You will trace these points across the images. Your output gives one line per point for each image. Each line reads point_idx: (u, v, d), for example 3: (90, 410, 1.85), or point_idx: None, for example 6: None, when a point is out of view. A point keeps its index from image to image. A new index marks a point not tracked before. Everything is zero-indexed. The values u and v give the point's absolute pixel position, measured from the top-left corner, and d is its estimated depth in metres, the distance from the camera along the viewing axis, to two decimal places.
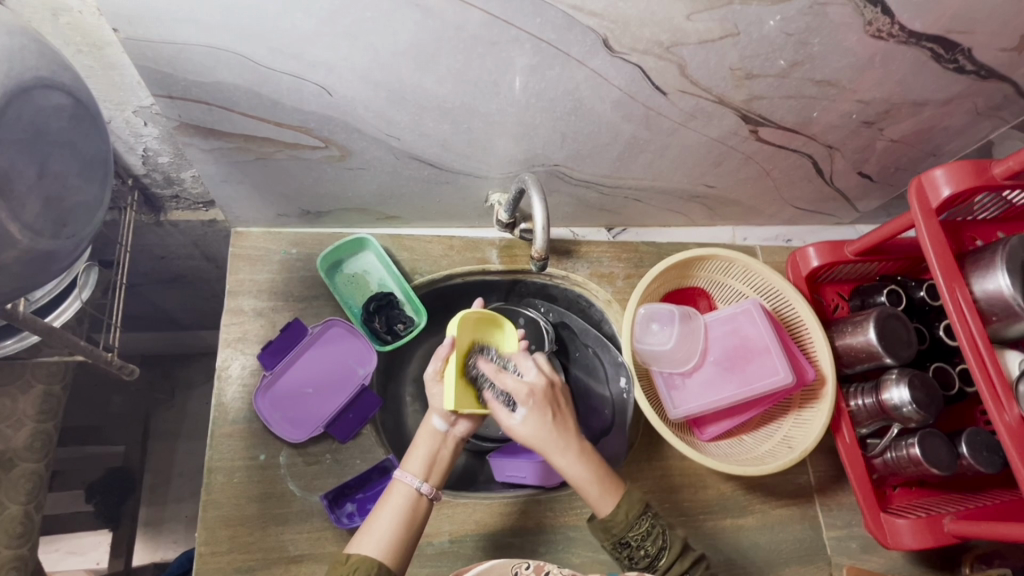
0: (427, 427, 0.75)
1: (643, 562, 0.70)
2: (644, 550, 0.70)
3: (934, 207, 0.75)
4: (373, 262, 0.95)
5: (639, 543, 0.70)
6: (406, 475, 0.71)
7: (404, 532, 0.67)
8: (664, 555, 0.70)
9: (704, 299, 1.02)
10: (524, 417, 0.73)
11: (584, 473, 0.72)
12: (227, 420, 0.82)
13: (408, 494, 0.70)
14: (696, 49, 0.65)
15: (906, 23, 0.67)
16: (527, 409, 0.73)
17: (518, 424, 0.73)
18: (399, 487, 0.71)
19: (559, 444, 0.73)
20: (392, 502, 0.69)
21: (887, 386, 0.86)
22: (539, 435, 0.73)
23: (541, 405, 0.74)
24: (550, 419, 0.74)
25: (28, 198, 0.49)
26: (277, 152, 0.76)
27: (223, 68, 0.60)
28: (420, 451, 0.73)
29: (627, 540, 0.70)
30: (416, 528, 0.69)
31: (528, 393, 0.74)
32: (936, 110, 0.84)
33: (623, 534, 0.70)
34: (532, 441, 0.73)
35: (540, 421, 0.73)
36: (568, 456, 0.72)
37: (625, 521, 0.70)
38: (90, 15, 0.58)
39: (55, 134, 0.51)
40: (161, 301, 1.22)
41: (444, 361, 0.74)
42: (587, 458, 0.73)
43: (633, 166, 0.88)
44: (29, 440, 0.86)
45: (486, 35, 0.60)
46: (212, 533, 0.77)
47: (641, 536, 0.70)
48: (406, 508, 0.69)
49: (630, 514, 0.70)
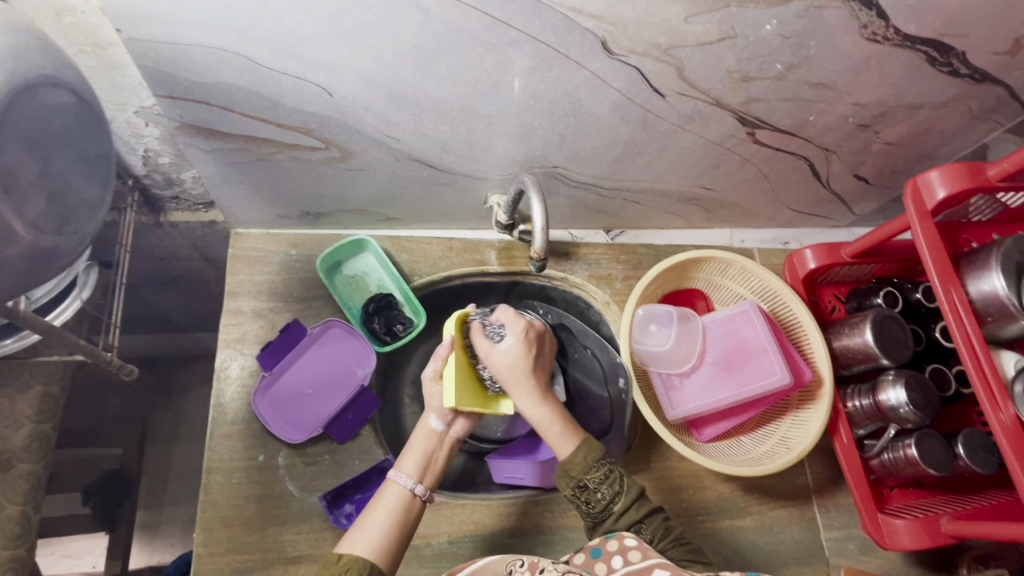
0: (424, 427, 0.75)
1: (599, 506, 0.69)
2: (601, 494, 0.70)
3: (930, 209, 0.76)
4: (372, 263, 0.95)
5: (597, 486, 0.70)
6: (400, 475, 0.71)
7: (395, 533, 0.67)
8: (620, 500, 0.69)
9: (702, 301, 1.02)
10: (508, 346, 0.74)
11: (546, 412, 0.74)
12: (226, 421, 0.82)
13: (401, 495, 0.70)
14: (694, 51, 0.66)
15: (901, 27, 0.67)
16: (516, 339, 0.75)
17: (498, 352, 0.74)
18: (392, 487, 0.70)
19: (530, 380, 0.74)
20: (386, 503, 0.69)
21: (884, 388, 0.87)
22: (517, 365, 0.74)
23: (527, 340, 0.76)
24: (532, 356, 0.75)
25: (30, 195, 0.49)
26: (277, 153, 0.76)
27: (225, 69, 0.61)
28: (414, 451, 0.73)
29: (585, 482, 0.70)
30: (407, 530, 0.69)
31: (518, 326, 0.76)
32: (931, 113, 0.85)
33: (580, 477, 0.70)
34: (506, 372, 0.74)
35: (522, 353, 0.75)
36: (534, 393, 0.74)
37: (584, 463, 0.71)
38: (93, 15, 0.59)
39: (58, 132, 0.51)
40: (159, 303, 1.22)
41: (443, 360, 0.74)
42: (550, 401, 0.75)
43: (631, 168, 0.88)
44: (27, 440, 0.86)
45: (485, 37, 0.60)
46: (210, 534, 0.77)
47: (598, 480, 0.70)
48: (398, 508, 0.69)
49: (588, 457, 0.71)
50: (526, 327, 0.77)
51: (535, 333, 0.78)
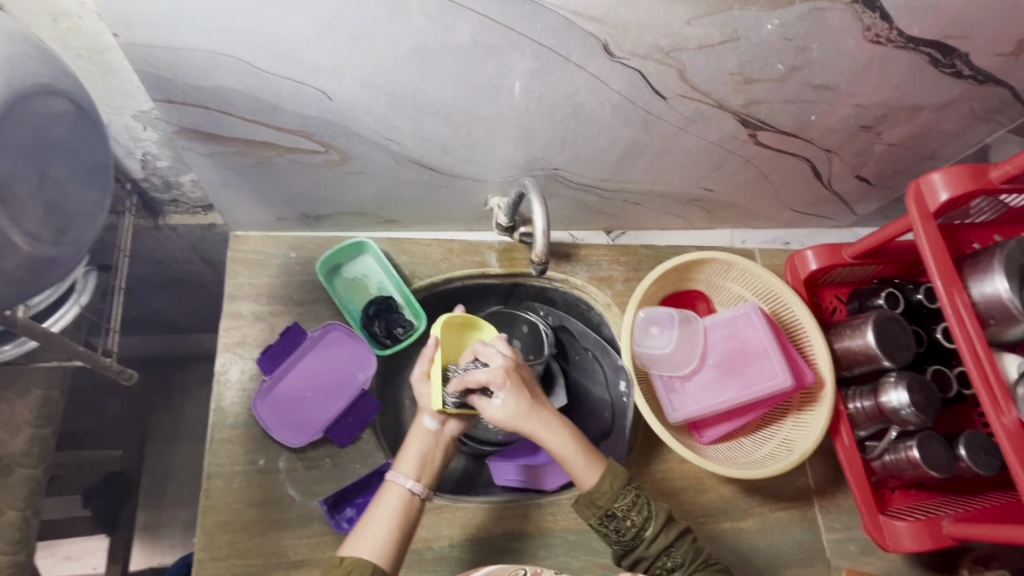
0: (418, 427, 0.76)
1: (630, 534, 0.69)
2: (630, 521, 0.69)
3: (932, 211, 0.76)
4: (372, 265, 0.95)
5: (625, 513, 0.69)
6: (399, 475, 0.71)
7: (399, 533, 0.67)
8: (651, 525, 0.69)
9: (703, 302, 1.02)
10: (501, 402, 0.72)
11: (568, 444, 0.72)
12: (226, 425, 0.82)
13: (403, 495, 0.69)
14: (696, 53, 0.65)
15: (904, 29, 0.67)
16: (507, 393, 0.72)
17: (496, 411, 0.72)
18: (392, 488, 0.70)
19: (538, 424, 0.72)
20: (386, 504, 0.69)
21: (885, 389, 0.87)
22: (519, 416, 0.72)
23: (513, 385, 0.72)
24: (528, 398, 0.73)
25: (27, 205, 0.49)
26: (276, 156, 0.75)
27: (223, 73, 0.60)
28: (412, 451, 0.73)
29: (613, 511, 0.69)
30: (411, 528, 0.69)
31: (500, 378, 0.72)
32: (933, 114, 0.85)
33: (609, 506, 0.69)
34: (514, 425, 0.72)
35: (517, 402, 0.72)
36: (548, 433, 0.72)
37: (611, 491, 0.70)
38: (90, 20, 0.58)
39: (55, 140, 0.51)
40: (158, 305, 1.22)
41: (430, 361, 0.74)
42: (567, 433, 0.73)
43: (632, 170, 0.88)
44: (27, 444, 0.86)
45: (486, 40, 0.60)
46: (212, 539, 0.77)
47: (627, 507, 0.70)
48: (400, 508, 0.69)
49: (614, 484, 0.70)
50: (507, 371, 0.73)
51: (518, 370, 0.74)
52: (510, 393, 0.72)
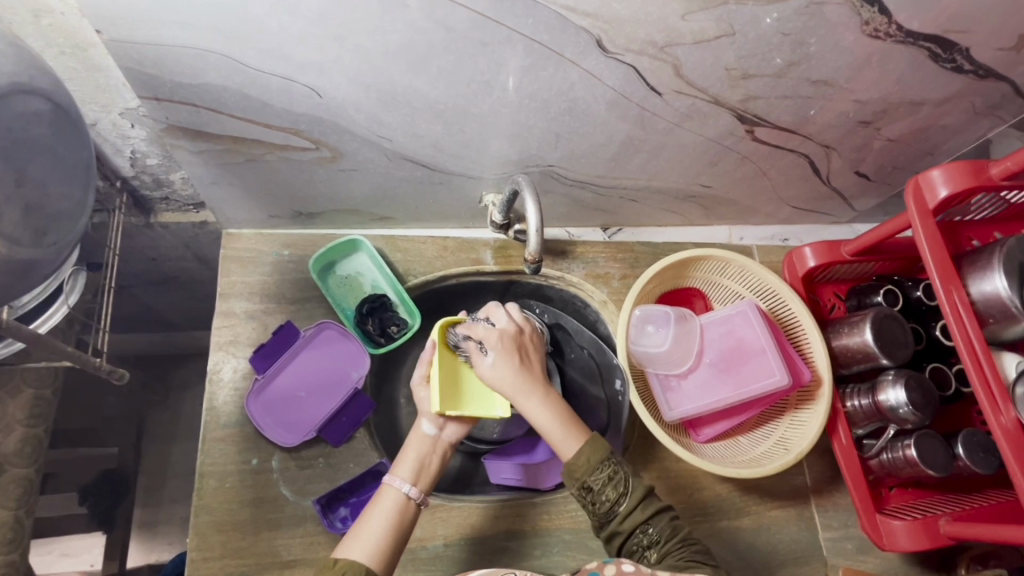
0: (417, 432, 0.75)
1: (605, 507, 0.69)
2: (605, 495, 0.69)
3: (931, 208, 0.75)
4: (366, 263, 0.94)
5: (602, 487, 0.69)
6: (395, 479, 0.70)
7: (393, 538, 0.66)
8: (625, 500, 0.69)
9: (700, 299, 1.02)
10: (492, 360, 0.72)
11: (550, 415, 0.71)
12: (219, 425, 0.82)
13: (398, 499, 0.69)
14: (691, 49, 0.64)
15: (903, 23, 0.66)
16: (499, 353, 0.72)
17: (485, 368, 0.72)
18: (388, 491, 0.69)
19: (525, 387, 0.72)
20: (381, 508, 0.68)
21: (883, 388, 0.86)
22: (507, 377, 0.71)
23: (509, 347, 0.73)
24: (520, 361, 0.73)
25: (4, 207, 0.48)
26: (266, 154, 0.75)
27: (210, 70, 0.59)
28: (409, 455, 0.72)
29: (589, 484, 0.69)
30: (405, 532, 0.68)
31: (496, 338, 0.73)
32: (933, 109, 0.83)
33: (585, 479, 0.69)
34: (500, 385, 0.71)
35: (510, 362, 0.72)
36: (533, 401, 0.71)
37: (588, 464, 0.69)
38: (72, 16, 0.57)
39: (33, 140, 0.50)
40: (153, 302, 1.21)
41: (428, 364, 0.75)
42: (552, 402, 0.72)
43: (628, 167, 0.87)
44: (19, 444, 0.85)
45: (476, 36, 0.59)
46: (204, 539, 0.77)
47: (603, 481, 0.69)
48: (395, 513, 0.68)
49: (592, 458, 0.69)
50: (507, 335, 0.74)
51: (519, 337, 0.75)
52: (502, 353, 0.72)
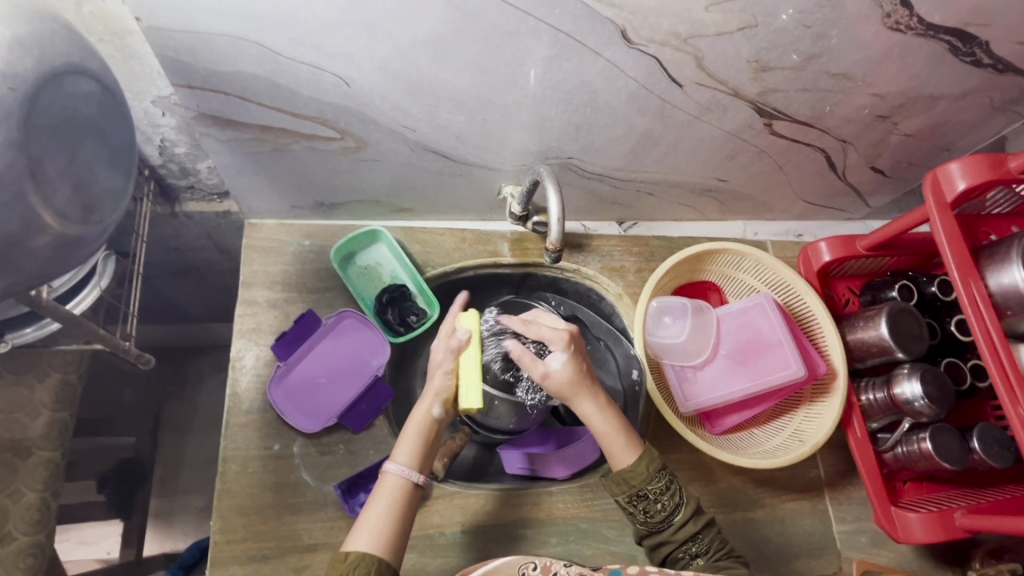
0: (423, 412, 0.72)
1: (659, 517, 0.71)
2: (660, 505, 0.71)
3: (949, 201, 0.75)
4: (385, 254, 0.95)
5: (657, 497, 0.71)
6: (393, 464, 0.70)
7: (398, 523, 0.66)
8: (681, 512, 0.71)
9: (716, 293, 1.03)
10: (558, 365, 0.71)
11: (609, 423, 0.73)
12: (241, 411, 0.83)
13: (401, 486, 0.69)
14: (714, 40, 0.65)
15: (924, 16, 0.67)
16: (568, 357, 0.72)
17: (553, 371, 0.71)
18: (388, 478, 0.70)
19: (587, 394, 0.72)
20: (385, 496, 0.68)
21: (899, 381, 0.86)
22: (573, 382, 0.72)
23: (575, 350, 0.73)
24: (584, 366, 0.73)
25: (58, 184, 0.51)
26: (293, 143, 0.76)
27: (242, 58, 0.60)
28: (409, 440, 0.72)
29: (644, 493, 0.71)
30: (409, 517, 0.68)
31: (562, 338, 0.72)
32: (951, 104, 0.84)
33: (640, 487, 0.70)
34: (565, 389, 0.72)
35: (576, 369, 0.72)
36: (592, 406, 0.72)
37: (645, 474, 0.71)
38: (114, 5, 0.59)
39: (85, 119, 0.52)
40: (173, 293, 1.23)
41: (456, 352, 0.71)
42: (610, 411, 0.73)
43: (646, 160, 0.88)
44: (46, 428, 0.87)
45: (504, 26, 0.60)
46: (227, 522, 0.78)
47: (659, 491, 0.71)
48: (398, 500, 0.68)
49: (649, 468, 0.71)
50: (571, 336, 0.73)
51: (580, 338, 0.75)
52: (569, 357, 0.72)
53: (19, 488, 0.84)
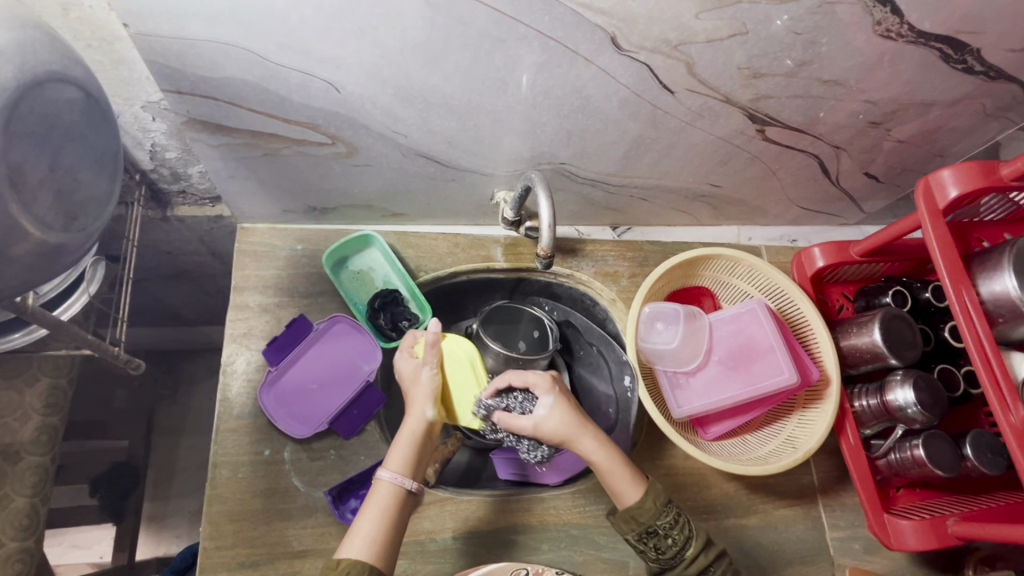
0: (417, 415, 0.74)
1: (670, 553, 0.70)
2: (671, 539, 0.70)
3: (941, 208, 0.75)
4: (379, 259, 0.95)
5: (666, 532, 0.70)
6: (386, 471, 0.69)
7: (391, 530, 0.66)
8: (691, 545, 0.70)
9: (709, 299, 1.03)
10: (546, 409, 0.76)
11: (611, 457, 0.74)
12: (232, 416, 0.83)
13: (394, 493, 0.68)
14: (704, 47, 0.65)
15: (915, 23, 0.66)
16: (553, 400, 0.77)
17: (542, 417, 0.76)
18: (380, 485, 0.69)
19: (583, 433, 0.75)
20: (377, 503, 0.68)
21: (892, 388, 0.86)
22: (568, 421, 0.76)
23: (560, 392, 0.78)
24: (573, 408, 0.78)
25: (39, 191, 0.51)
26: (284, 148, 0.76)
27: (231, 64, 0.60)
28: (404, 446, 0.72)
29: (654, 529, 0.70)
30: (401, 524, 0.68)
31: (544, 383, 0.78)
32: (944, 111, 0.84)
33: (650, 523, 0.70)
34: (562, 429, 0.75)
35: (565, 409, 0.77)
36: (594, 444, 0.75)
37: (654, 509, 0.71)
38: (101, 10, 0.59)
39: (67, 127, 0.52)
40: (166, 296, 1.22)
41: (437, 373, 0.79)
42: (610, 446, 0.75)
43: (639, 165, 0.88)
44: (35, 432, 0.87)
45: (493, 33, 0.60)
46: (217, 528, 0.78)
47: (668, 525, 0.70)
48: (391, 507, 0.68)
49: (656, 502, 0.71)
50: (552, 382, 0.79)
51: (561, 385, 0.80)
52: (554, 400, 0.77)
53: (8, 492, 0.84)
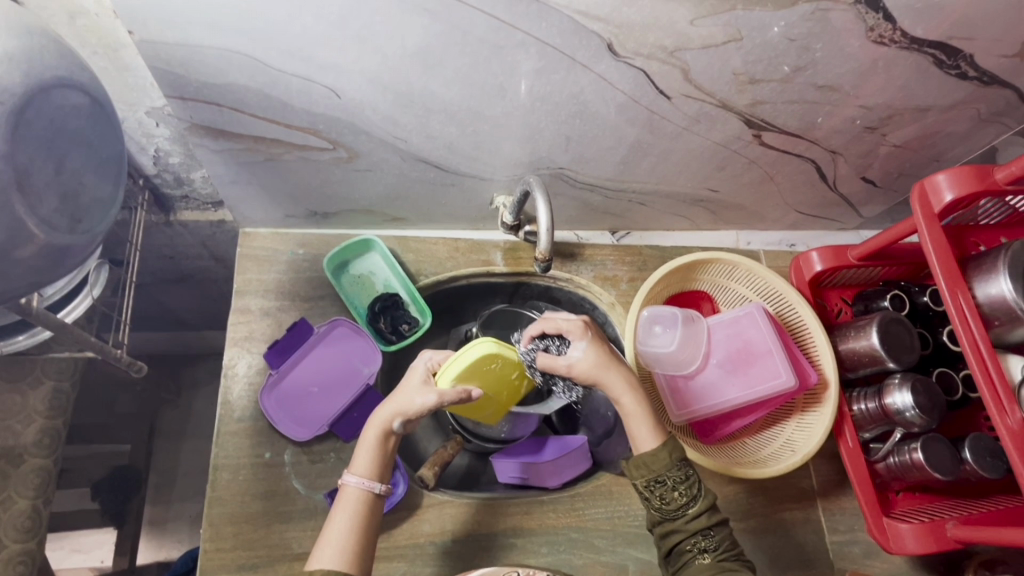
0: (377, 422, 0.71)
1: (674, 505, 0.70)
2: (677, 493, 0.70)
3: (936, 211, 0.76)
4: (379, 263, 0.96)
5: (675, 485, 0.70)
6: (350, 476, 0.69)
7: (362, 532, 0.66)
8: (696, 504, 0.70)
9: (708, 303, 1.03)
10: (580, 351, 0.76)
11: (639, 404, 0.74)
12: (233, 419, 0.83)
13: (362, 497, 0.68)
14: (699, 53, 0.66)
15: (908, 30, 0.67)
16: (586, 343, 0.77)
17: (576, 358, 0.76)
18: (347, 490, 0.69)
19: (612, 378, 0.75)
20: (347, 508, 0.67)
21: (889, 391, 0.87)
22: (598, 365, 0.75)
23: (593, 338, 0.78)
24: (606, 352, 0.77)
25: (44, 194, 0.52)
26: (285, 154, 0.77)
27: (234, 70, 0.61)
28: (367, 450, 0.70)
29: (662, 479, 0.70)
30: (373, 524, 0.68)
31: (578, 328, 0.78)
32: (939, 115, 0.85)
33: (661, 472, 0.70)
34: (592, 372, 0.75)
35: (598, 354, 0.76)
36: (623, 388, 0.75)
37: (667, 460, 0.70)
38: (105, 17, 0.61)
39: (72, 131, 0.53)
40: (168, 300, 1.23)
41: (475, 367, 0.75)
42: (638, 392, 0.75)
43: (637, 170, 0.88)
44: (38, 435, 0.88)
45: (491, 40, 0.61)
46: (217, 530, 0.78)
47: (678, 480, 0.70)
48: (361, 511, 0.67)
49: (672, 455, 0.71)
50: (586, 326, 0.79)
51: (596, 329, 0.80)
52: (588, 344, 0.77)
53: (10, 495, 0.84)
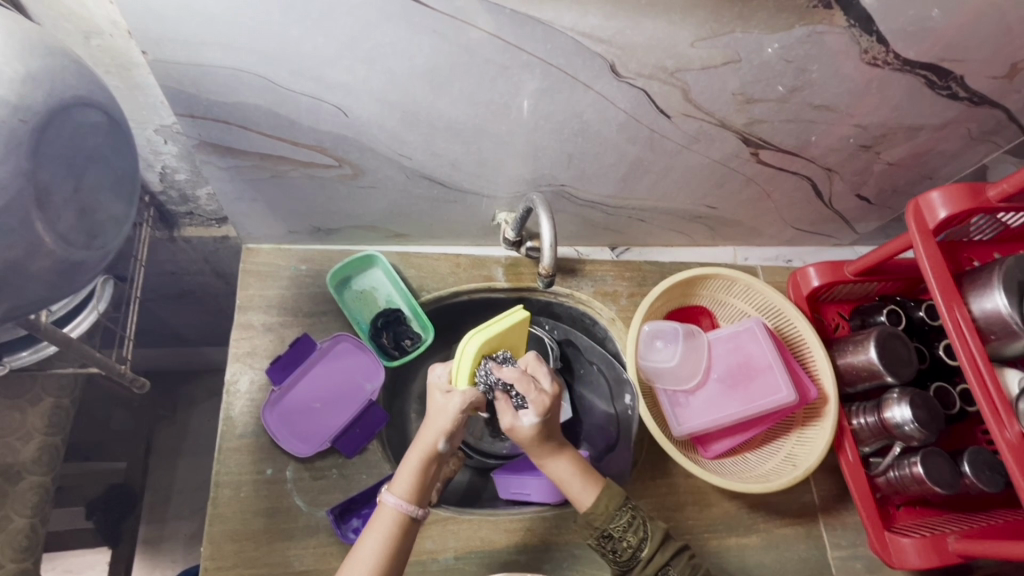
0: (419, 440, 0.71)
1: (626, 555, 0.72)
2: (626, 541, 0.72)
3: (932, 228, 0.77)
4: (381, 278, 0.97)
5: (621, 535, 0.72)
6: (390, 496, 0.69)
7: (392, 556, 0.67)
8: (646, 545, 0.72)
9: (707, 318, 1.04)
10: (527, 423, 0.72)
11: (570, 470, 0.75)
12: (234, 435, 0.83)
13: (398, 519, 0.68)
14: (699, 74, 0.68)
15: (900, 52, 0.69)
16: (535, 421, 0.71)
17: (519, 426, 0.72)
18: (385, 509, 0.69)
19: (546, 449, 0.75)
20: (379, 529, 0.68)
21: (889, 405, 0.87)
22: (536, 440, 0.74)
23: (547, 416, 0.72)
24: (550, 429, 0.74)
25: (62, 210, 0.53)
26: (291, 170, 0.77)
27: (244, 88, 0.62)
28: (408, 471, 0.71)
29: (609, 532, 0.73)
30: (404, 547, 0.69)
31: (539, 404, 0.71)
32: (932, 134, 0.87)
33: (604, 526, 0.73)
34: (528, 442, 0.74)
35: (542, 429, 0.73)
36: (550, 459, 0.75)
37: (607, 513, 0.73)
38: (120, 38, 0.63)
39: (90, 148, 0.54)
40: (168, 316, 1.23)
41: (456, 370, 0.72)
42: (569, 458, 0.76)
43: (637, 188, 0.90)
44: (36, 452, 0.87)
45: (498, 60, 0.62)
46: (218, 548, 0.77)
47: (622, 528, 0.73)
48: (394, 534, 0.68)
49: (611, 505, 0.73)
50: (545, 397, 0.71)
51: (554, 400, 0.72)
52: (538, 420, 0.71)
53: (8, 513, 0.83)
